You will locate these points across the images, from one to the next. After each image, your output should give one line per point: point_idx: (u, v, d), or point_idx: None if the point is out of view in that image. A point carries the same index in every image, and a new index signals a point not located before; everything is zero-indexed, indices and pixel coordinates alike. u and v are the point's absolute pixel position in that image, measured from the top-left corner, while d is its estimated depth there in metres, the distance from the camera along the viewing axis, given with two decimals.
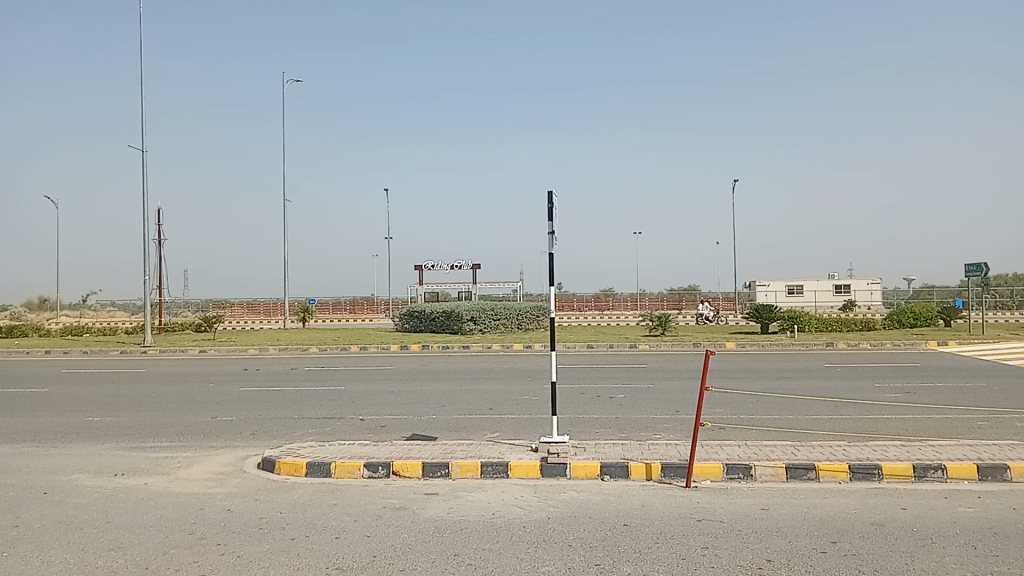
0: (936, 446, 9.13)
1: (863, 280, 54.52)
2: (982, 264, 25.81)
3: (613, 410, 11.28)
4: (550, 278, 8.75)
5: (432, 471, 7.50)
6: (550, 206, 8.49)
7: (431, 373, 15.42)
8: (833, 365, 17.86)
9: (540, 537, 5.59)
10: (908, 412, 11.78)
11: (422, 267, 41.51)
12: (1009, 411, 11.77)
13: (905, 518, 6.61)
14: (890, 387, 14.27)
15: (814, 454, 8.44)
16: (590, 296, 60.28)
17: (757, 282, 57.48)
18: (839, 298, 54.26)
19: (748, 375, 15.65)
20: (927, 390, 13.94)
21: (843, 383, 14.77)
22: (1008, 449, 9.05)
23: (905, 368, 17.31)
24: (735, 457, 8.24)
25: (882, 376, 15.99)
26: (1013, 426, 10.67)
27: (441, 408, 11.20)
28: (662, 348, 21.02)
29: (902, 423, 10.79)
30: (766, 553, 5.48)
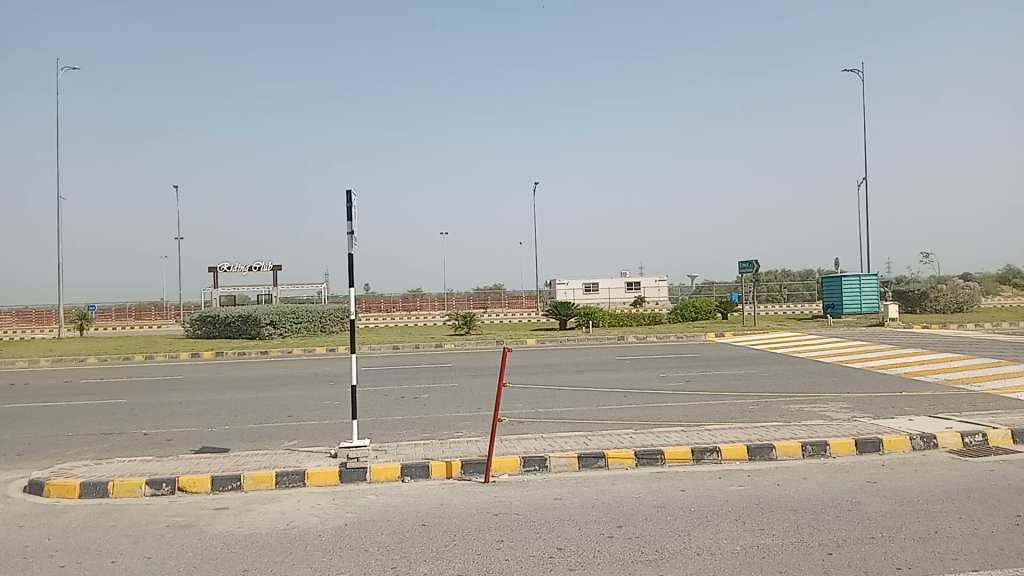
0: (712, 430, 9.88)
1: (653, 278, 58.03)
2: (754, 261, 28.27)
3: (415, 411, 11.28)
4: (350, 279, 8.60)
5: (222, 484, 7.16)
6: (350, 206, 8.36)
7: (226, 380, 14.74)
8: (625, 358, 18.91)
9: (335, 545, 5.49)
10: (691, 399, 12.67)
11: (217, 268, 39.61)
12: (775, 395, 12.98)
13: (683, 499, 7.10)
14: (675, 377, 15.25)
15: (605, 444, 8.87)
16: (396, 297, 60.04)
17: (556, 280, 59.63)
18: (631, 295, 57.35)
19: (546, 370, 16.17)
20: (706, 378, 15.07)
21: (633, 375, 15.65)
22: (774, 430, 9.98)
23: (689, 358, 18.62)
24: (531, 451, 8.48)
25: (668, 366, 17.10)
26: (778, 408, 11.79)
27: (235, 417, 10.73)
28: (466, 347, 21.35)
29: (685, 410, 11.58)
30: (557, 542, 5.68)
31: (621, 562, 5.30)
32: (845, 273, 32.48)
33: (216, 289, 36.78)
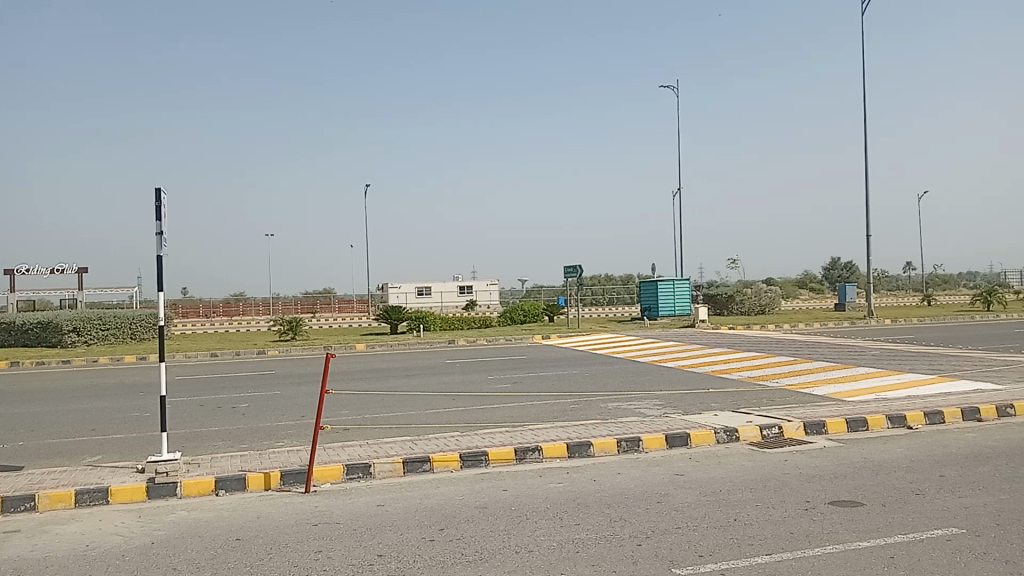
0: (535, 430, 10.16)
1: (484, 282, 58.96)
2: (578, 267, 29.33)
3: (234, 421, 10.84)
4: (159, 283, 8.16)
5: (13, 505, 6.60)
6: (159, 205, 7.93)
7: (21, 393, 13.55)
8: (453, 361, 19.04)
9: (140, 565, 5.20)
10: (515, 400, 12.96)
11: (14, 271, 36.33)
12: (595, 394, 13.52)
13: (504, 499, 7.27)
14: (501, 379, 15.53)
15: (429, 448, 8.91)
16: (219, 300, 57.44)
17: (388, 285, 59.19)
18: (463, 299, 57.95)
19: (373, 375, 16.01)
20: (531, 380, 15.46)
21: (460, 378, 15.79)
22: (593, 428, 10.40)
23: (515, 361, 19.03)
24: (354, 458, 8.39)
25: (495, 369, 17.39)
26: (598, 407, 12.29)
27: (30, 433, 9.90)
28: (291, 353, 20.75)
29: (510, 412, 11.82)
30: (378, 548, 5.66)
31: (440, 565, 5.36)
32: (662, 278, 34.31)
33: (12, 294, 33.71)
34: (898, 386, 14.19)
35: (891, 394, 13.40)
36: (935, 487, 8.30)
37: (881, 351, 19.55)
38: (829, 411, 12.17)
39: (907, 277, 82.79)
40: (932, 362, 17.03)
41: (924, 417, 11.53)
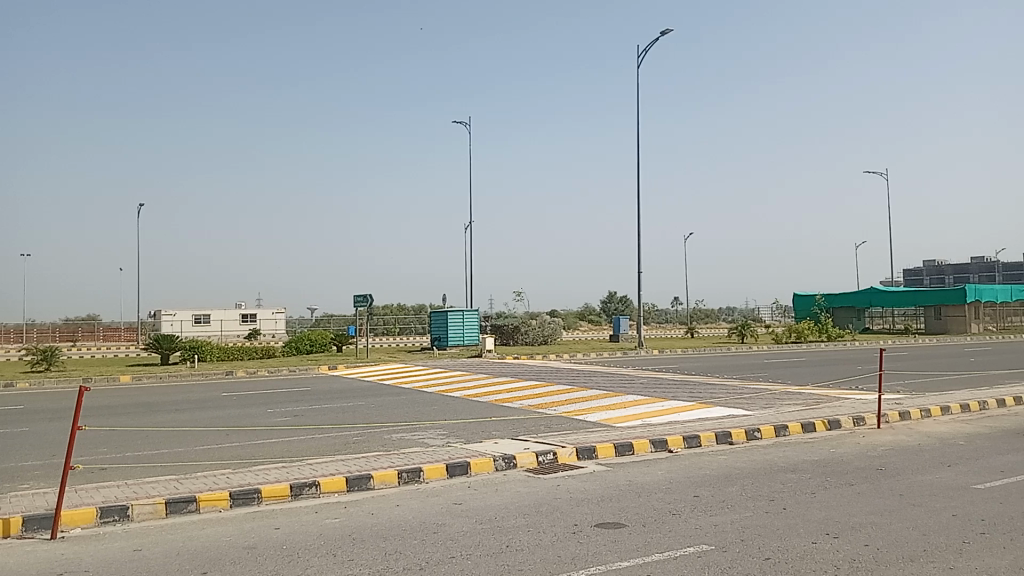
0: (312, 464, 9.92)
1: (269, 309, 57.08)
2: (367, 295, 29.08)
3: None
4: None
5: None
6: None
7: None
8: (230, 393, 18.19)
9: None
10: (294, 433, 12.59)
11: None
12: (378, 426, 13.43)
13: (276, 538, 7.03)
14: (280, 412, 15.00)
15: (196, 486, 8.45)
16: None
17: (162, 312, 55.67)
18: (245, 327, 55.74)
19: (140, 409, 14.96)
20: (312, 412, 15.09)
21: (236, 411, 15.11)
22: (373, 460, 10.33)
23: (297, 392, 18.50)
24: (111, 499, 7.79)
25: (274, 401, 16.81)
26: (379, 438, 12.21)
27: None
28: (44, 386, 18.92)
29: (287, 445, 11.46)
30: None
31: None
32: (450, 308, 34.79)
33: None
34: (663, 412, 15.25)
35: (655, 420, 14.39)
36: (690, 507, 9.01)
37: (650, 380, 20.94)
38: (600, 436, 12.85)
39: (675, 310, 89.48)
40: (693, 390, 18.49)
41: (683, 440, 12.48)
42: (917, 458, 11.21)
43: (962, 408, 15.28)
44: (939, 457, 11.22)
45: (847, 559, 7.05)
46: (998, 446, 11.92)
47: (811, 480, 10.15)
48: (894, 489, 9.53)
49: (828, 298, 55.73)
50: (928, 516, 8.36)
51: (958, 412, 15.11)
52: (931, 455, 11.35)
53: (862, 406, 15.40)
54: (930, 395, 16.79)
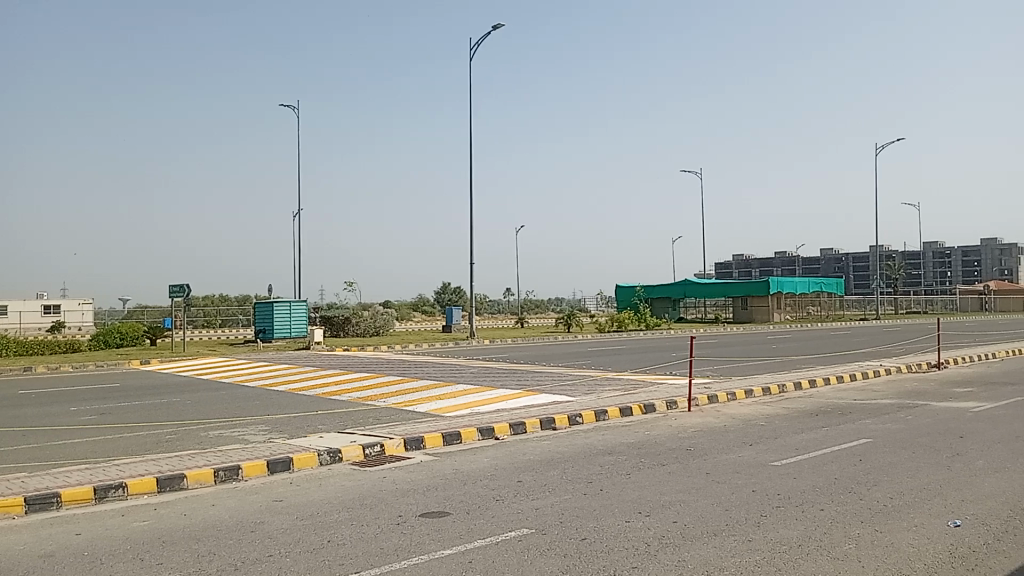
0: (120, 465, 9.36)
1: (75, 300, 53.09)
2: (185, 286, 27.67)
3: None
4: None
5: None
6: None
7: None
8: (27, 391, 16.77)
9: None
10: (101, 433, 11.80)
11: None
12: (195, 422, 12.83)
13: (76, 544, 6.59)
14: (85, 410, 14.01)
15: None
16: None
17: None
18: (47, 319, 51.55)
19: None
20: (122, 409, 14.20)
21: (34, 410, 13.96)
22: (189, 458, 9.88)
23: (105, 389, 17.32)
24: None
25: (79, 398, 15.68)
26: (196, 436, 11.68)
27: None
28: None
29: (93, 445, 10.74)
30: None
31: None
32: (276, 299, 33.71)
33: None
34: (490, 401, 15.51)
35: (483, 408, 14.62)
36: (513, 492, 9.24)
37: (478, 369, 21.22)
38: (427, 426, 12.90)
39: (505, 301, 91.12)
40: (520, 379, 18.91)
41: (509, 428, 12.75)
42: (722, 438, 12.02)
43: (764, 391, 16.53)
44: (741, 437, 12.09)
45: (657, 536, 7.47)
46: (792, 424, 13.00)
47: (628, 462, 10.67)
48: (701, 468, 10.19)
49: (648, 290, 58.57)
50: (731, 492, 9.00)
51: (760, 395, 16.33)
52: (735, 435, 12.21)
53: (675, 391, 16.34)
54: (736, 379, 18.04)
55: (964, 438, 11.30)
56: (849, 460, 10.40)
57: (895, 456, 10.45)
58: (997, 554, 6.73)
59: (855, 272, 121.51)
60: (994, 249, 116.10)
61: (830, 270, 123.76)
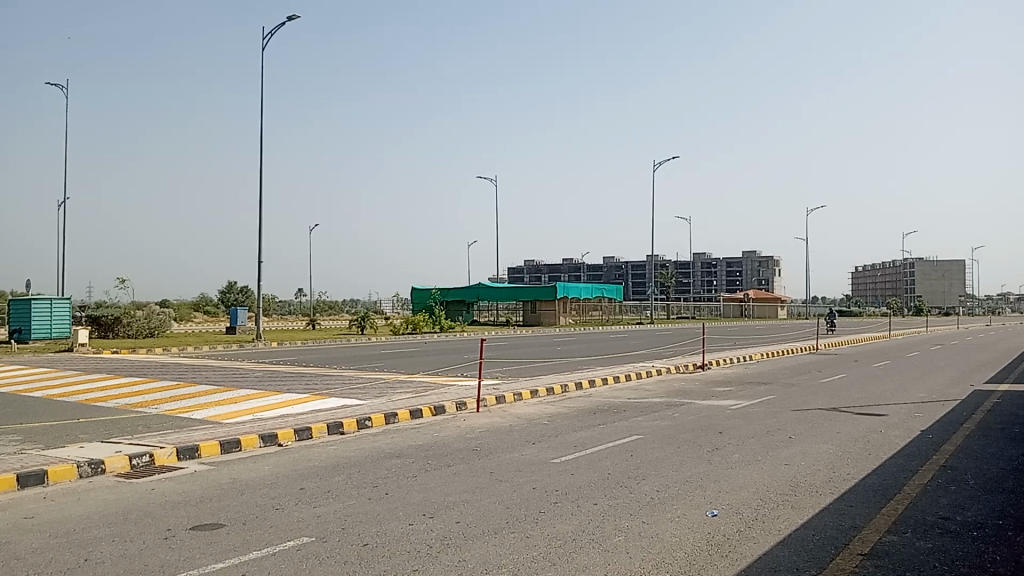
0: None
1: None
2: None
3: None
4: None
5: None
6: None
7: None
8: None
9: None
10: None
11: None
12: None
13: None
14: None
15: None
16: None
17: None
18: None
19: None
20: None
21: None
22: None
23: None
24: None
25: None
26: None
27: None
28: None
29: None
30: None
31: None
32: (34, 296, 30.59)
33: None
34: (274, 406, 14.93)
35: (266, 414, 14.05)
36: (294, 500, 8.94)
37: (263, 373, 20.38)
38: (204, 434, 12.21)
39: (296, 303, 88.43)
40: (307, 382, 18.39)
41: (293, 433, 12.34)
42: (508, 438, 12.32)
43: (548, 392, 17.15)
44: (526, 436, 12.46)
45: (440, 537, 7.52)
46: (573, 423, 13.56)
47: (414, 464, 10.66)
48: (486, 467, 10.38)
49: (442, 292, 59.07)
50: (512, 490, 9.24)
51: (545, 395, 16.92)
52: (519, 434, 12.55)
53: (464, 392, 16.56)
54: (522, 380, 18.58)
55: (723, 433, 12.32)
56: (623, 455, 11.00)
57: (663, 452, 11.19)
58: (747, 540, 7.37)
59: (635, 278, 129.31)
60: (754, 260, 127.86)
61: (613, 277, 130.93)
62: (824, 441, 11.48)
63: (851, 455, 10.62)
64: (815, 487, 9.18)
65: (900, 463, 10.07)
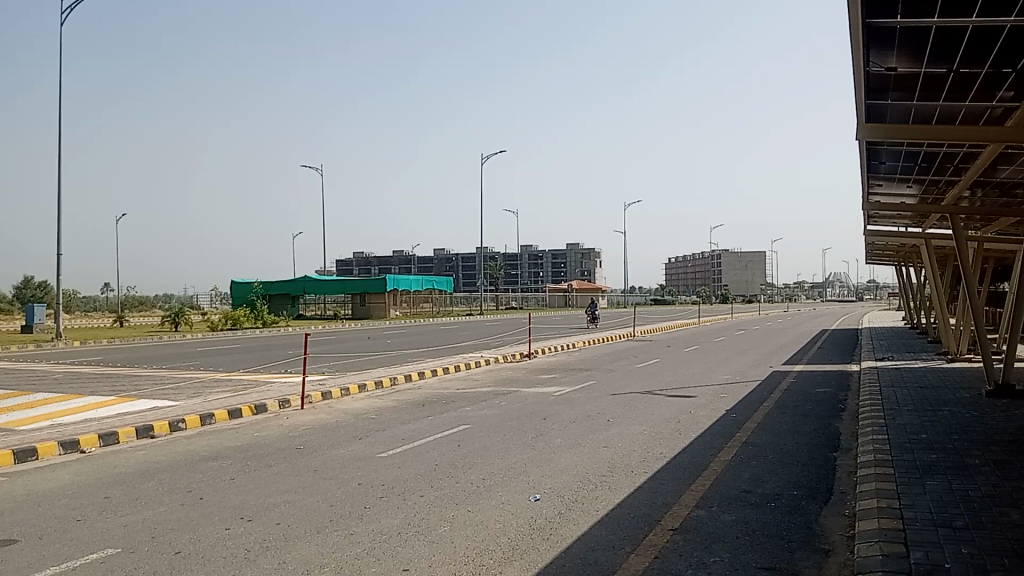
0: None
1: None
2: None
3: None
4: None
5: None
6: None
7: None
8: None
9: None
10: None
11: None
12: None
13: None
14: None
15: None
16: None
17: None
18: None
19: None
20: None
21: None
22: None
23: None
24: None
25: None
26: None
27: None
28: None
29: None
30: None
31: None
32: None
33: None
34: (76, 410, 13.83)
35: (67, 419, 13.00)
36: (98, 510, 8.33)
37: (62, 375, 18.80)
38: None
39: (104, 299, 82.52)
40: (114, 383, 17.18)
41: (98, 439, 11.49)
42: (332, 435, 12.05)
43: (375, 385, 16.94)
44: (351, 431, 12.25)
45: (259, 540, 7.24)
46: (400, 416, 13.47)
47: (232, 467, 10.21)
48: (309, 466, 10.12)
49: (265, 286, 56.86)
50: (336, 488, 9.05)
51: (371, 389, 16.71)
52: (344, 430, 12.32)
53: (287, 389, 16.06)
54: (348, 375, 18.24)
55: (546, 419, 12.65)
56: (449, 446, 11.05)
57: (489, 440, 11.34)
58: (567, 522, 7.60)
59: (465, 270, 130.27)
60: (578, 252, 132.20)
61: (443, 269, 131.37)
62: (640, 423, 12.05)
63: (665, 435, 11.21)
64: (631, 468, 9.62)
65: (707, 441, 10.74)
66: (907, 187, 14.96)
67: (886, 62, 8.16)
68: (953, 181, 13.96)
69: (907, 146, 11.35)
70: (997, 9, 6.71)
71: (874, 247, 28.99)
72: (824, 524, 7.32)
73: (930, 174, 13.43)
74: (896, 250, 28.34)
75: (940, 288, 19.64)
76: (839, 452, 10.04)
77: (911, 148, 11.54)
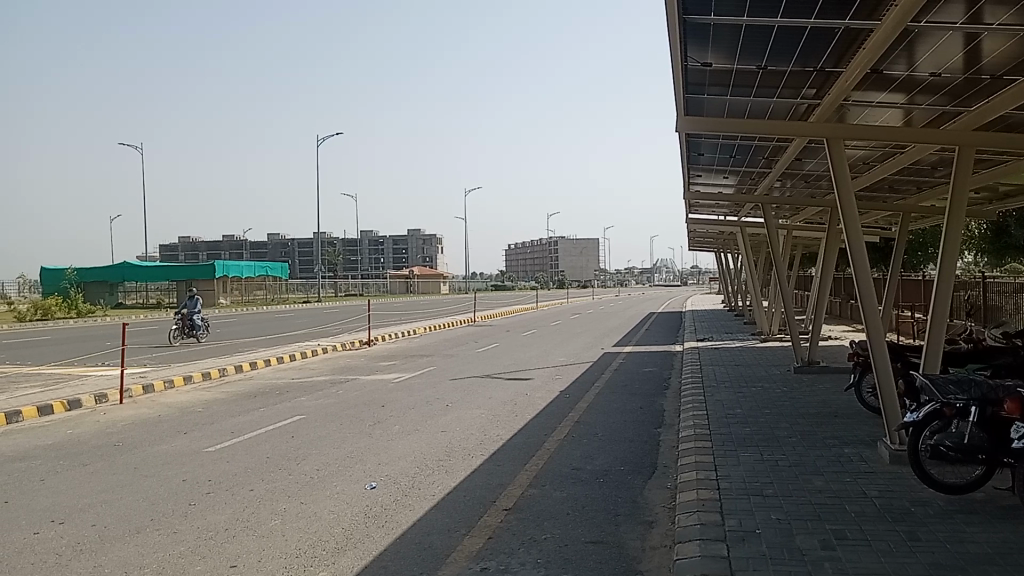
0: None
1: None
2: None
3: None
4: None
5: None
6: None
7: None
8: None
9: None
10: None
11: None
12: None
13: None
14: None
15: None
16: None
17: None
18: None
19: None
20: None
21: None
22: None
23: None
24: None
25: None
26: None
27: None
28: None
29: None
30: None
31: None
32: None
33: None
34: None
35: None
36: None
37: None
38: None
39: None
40: None
41: None
42: (155, 430, 11.42)
43: (204, 377, 16.22)
44: (176, 426, 11.67)
45: (72, 544, 6.78)
46: (230, 409, 12.96)
47: (41, 467, 9.47)
48: (129, 463, 9.56)
49: (80, 272, 52.97)
50: (159, 485, 8.62)
51: (199, 381, 15.98)
52: (169, 425, 11.72)
53: (106, 383, 15.08)
54: (175, 367, 17.37)
55: (383, 407, 12.56)
56: (281, 437, 10.76)
57: (324, 430, 11.14)
58: (403, 508, 7.60)
59: (302, 257, 126.65)
60: (419, 239, 131.78)
61: (279, 255, 127.21)
62: (477, 407, 12.20)
63: (501, 417, 11.41)
64: (467, 450, 9.74)
65: (542, 421, 11.04)
66: (725, 177, 15.90)
67: (703, 56, 8.62)
68: (765, 173, 14.99)
69: (727, 138, 12.05)
70: (798, 10, 7.21)
71: (697, 235, 30.65)
72: (648, 497, 7.70)
73: (746, 166, 14.33)
74: (716, 237, 30.12)
75: (755, 274, 21.05)
76: (663, 428, 10.59)
77: (728, 140, 12.27)
